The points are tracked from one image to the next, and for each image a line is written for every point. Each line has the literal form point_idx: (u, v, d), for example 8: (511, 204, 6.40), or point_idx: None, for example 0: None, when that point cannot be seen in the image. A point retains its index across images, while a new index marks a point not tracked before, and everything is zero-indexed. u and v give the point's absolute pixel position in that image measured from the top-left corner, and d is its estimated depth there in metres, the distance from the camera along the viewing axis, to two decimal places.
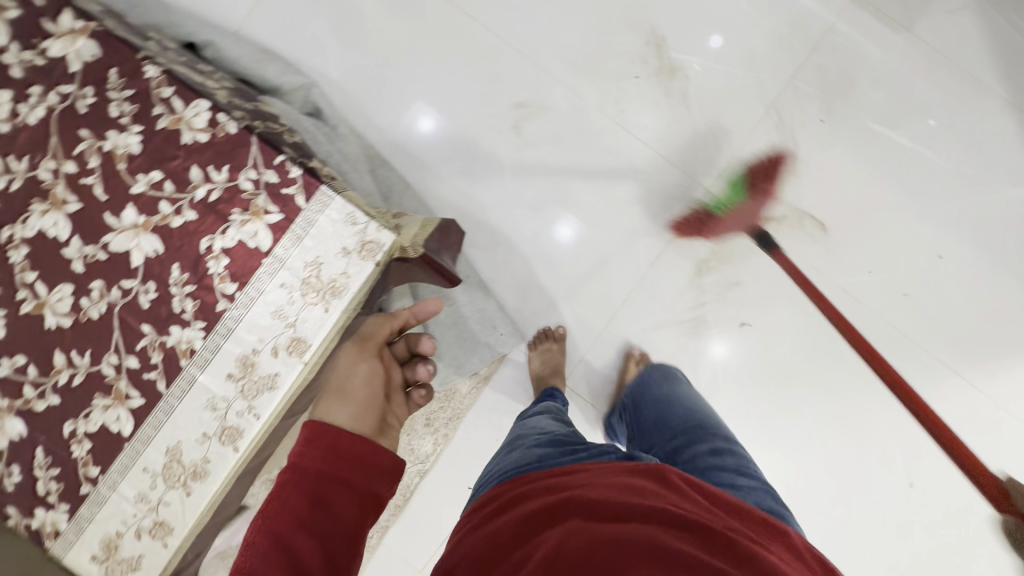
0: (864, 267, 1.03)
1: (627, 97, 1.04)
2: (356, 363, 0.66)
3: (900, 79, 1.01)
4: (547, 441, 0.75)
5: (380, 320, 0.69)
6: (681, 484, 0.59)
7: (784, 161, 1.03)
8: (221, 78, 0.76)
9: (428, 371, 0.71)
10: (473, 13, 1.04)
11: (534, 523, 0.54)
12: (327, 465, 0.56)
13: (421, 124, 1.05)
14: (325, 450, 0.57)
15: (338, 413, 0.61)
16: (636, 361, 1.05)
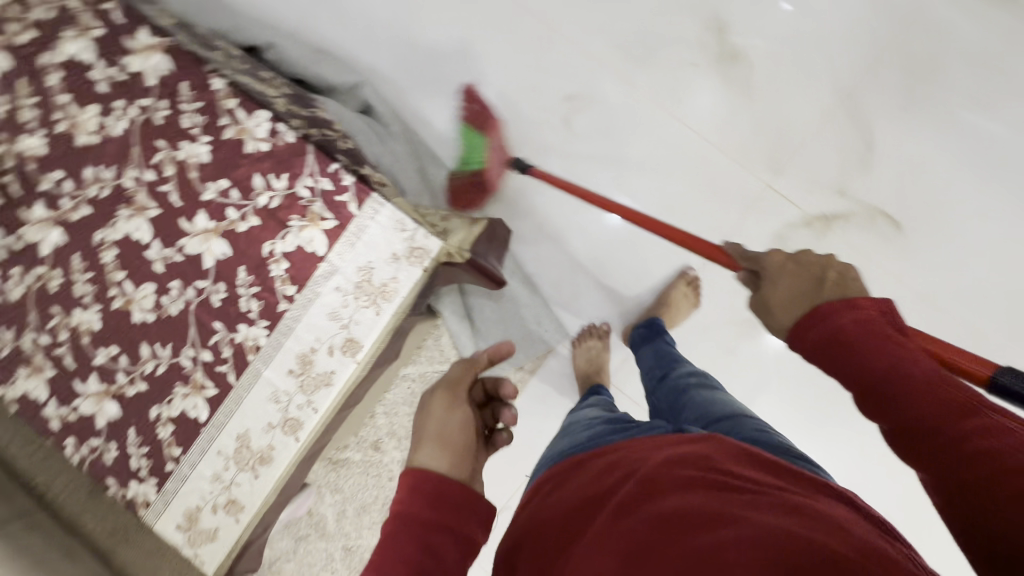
0: (942, 270, 0.95)
1: (684, 85, 0.99)
2: (449, 408, 0.65)
3: (997, 61, 0.91)
4: (597, 423, 0.78)
5: (462, 368, 0.70)
6: (731, 446, 0.56)
7: (856, 153, 0.96)
8: (280, 84, 0.79)
9: (512, 414, 0.69)
10: (525, 4, 1.03)
11: (580, 509, 0.54)
12: (431, 520, 0.51)
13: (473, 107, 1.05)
14: (430, 503, 0.52)
15: (435, 458, 0.57)
16: (686, 281, 1.01)
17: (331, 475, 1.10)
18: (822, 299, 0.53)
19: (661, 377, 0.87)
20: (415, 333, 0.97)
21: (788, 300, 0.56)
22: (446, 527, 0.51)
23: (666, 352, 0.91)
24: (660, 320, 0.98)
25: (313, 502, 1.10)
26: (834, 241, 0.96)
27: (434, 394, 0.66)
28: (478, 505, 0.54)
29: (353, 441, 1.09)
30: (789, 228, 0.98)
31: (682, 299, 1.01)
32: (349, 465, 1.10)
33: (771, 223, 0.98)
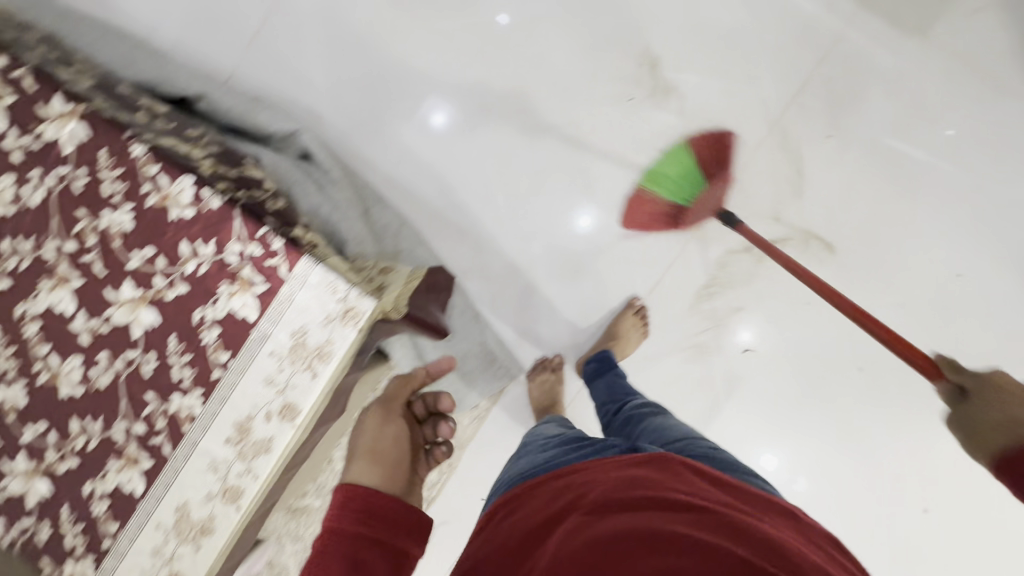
0: (875, 289, 0.99)
1: (619, 120, 1.03)
2: (383, 424, 0.78)
3: (914, 89, 0.96)
4: (555, 442, 0.78)
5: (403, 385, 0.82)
6: (681, 470, 0.59)
7: (789, 181, 0.99)
8: (208, 143, 0.77)
9: (448, 428, 0.84)
10: (463, 45, 1.04)
11: (537, 529, 0.55)
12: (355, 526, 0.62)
13: (438, 121, 1.06)
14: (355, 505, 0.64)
15: (364, 473, 0.69)
16: (635, 312, 1.03)
17: (290, 523, 1.07)
18: None
19: (615, 412, 0.87)
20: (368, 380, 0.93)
21: (1000, 424, 0.58)
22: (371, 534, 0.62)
23: (619, 385, 0.92)
24: (610, 351, 0.98)
25: (273, 554, 1.07)
26: (771, 266, 1.02)
27: (371, 411, 0.79)
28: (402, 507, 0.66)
29: (313, 488, 1.07)
30: (731, 255, 1.03)
31: (631, 329, 1.02)
32: (310, 512, 1.08)
33: (712, 251, 1.03)
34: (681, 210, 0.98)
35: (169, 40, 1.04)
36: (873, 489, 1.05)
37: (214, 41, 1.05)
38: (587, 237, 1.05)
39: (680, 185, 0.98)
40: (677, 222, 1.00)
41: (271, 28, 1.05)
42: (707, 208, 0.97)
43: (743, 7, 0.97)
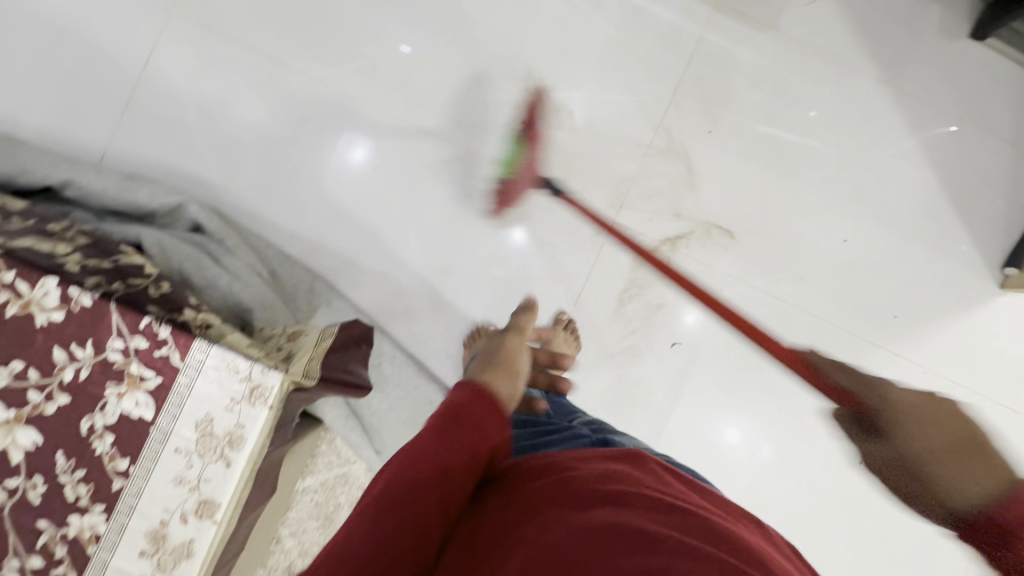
0: (775, 265, 1.06)
1: (514, 143, 1.05)
2: (519, 352, 0.80)
3: (776, 77, 1.04)
4: (526, 425, 0.79)
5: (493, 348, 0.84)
6: (656, 469, 0.59)
7: (682, 177, 1.04)
8: (76, 234, 0.72)
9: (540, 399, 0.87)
10: (350, 92, 1.05)
11: (519, 510, 0.51)
12: (436, 449, 0.54)
13: (358, 155, 1.05)
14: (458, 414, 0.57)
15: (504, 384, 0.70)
16: (564, 327, 1.04)
17: None
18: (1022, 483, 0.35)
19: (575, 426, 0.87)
20: (303, 448, 0.94)
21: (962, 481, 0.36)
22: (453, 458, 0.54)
23: (565, 405, 0.92)
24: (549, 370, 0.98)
25: None
26: (683, 258, 1.05)
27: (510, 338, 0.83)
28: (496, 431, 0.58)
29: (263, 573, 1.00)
30: (643, 256, 1.05)
31: (565, 344, 1.02)
32: None
33: (625, 255, 1.05)
34: (509, 181, 1.04)
35: (38, 127, 1.04)
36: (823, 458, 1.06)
37: (90, 119, 1.04)
38: (504, 261, 1.06)
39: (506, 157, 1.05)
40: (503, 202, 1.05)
41: (144, 101, 1.05)
42: (530, 176, 1.03)
43: (611, 24, 1.03)
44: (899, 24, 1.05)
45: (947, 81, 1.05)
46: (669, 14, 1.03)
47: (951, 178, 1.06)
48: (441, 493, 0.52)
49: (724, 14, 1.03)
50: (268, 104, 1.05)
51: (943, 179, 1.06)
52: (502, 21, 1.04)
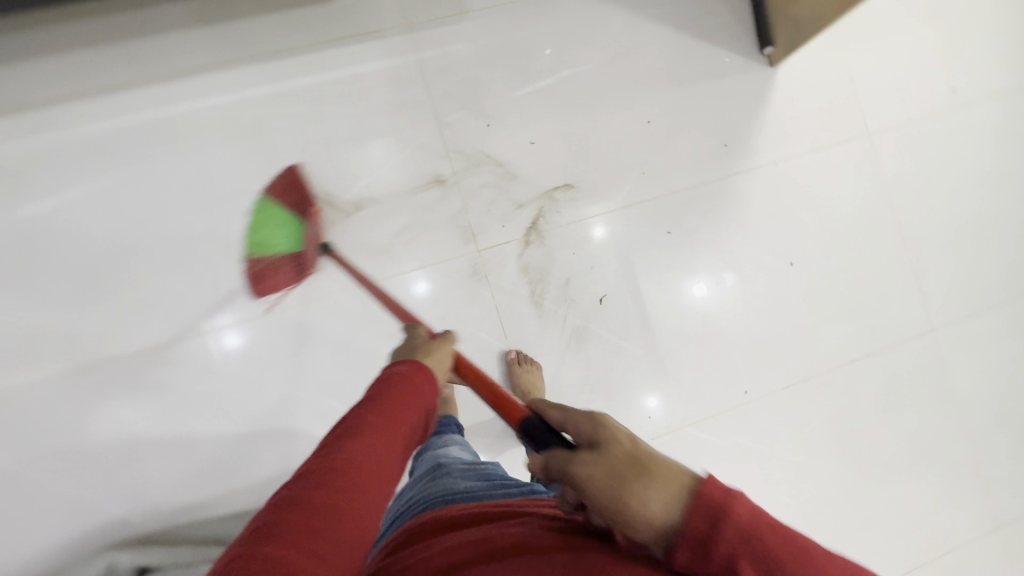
0: (620, 181, 1.12)
1: (350, 259, 1.02)
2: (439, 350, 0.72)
3: (500, 46, 1.09)
4: (473, 474, 0.70)
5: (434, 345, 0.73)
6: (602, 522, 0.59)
7: (499, 175, 1.08)
8: None
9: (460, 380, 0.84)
10: (175, 335, 0.97)
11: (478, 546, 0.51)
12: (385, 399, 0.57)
13: (199, 350, 0.98)
14: (402, 372, 0.61)
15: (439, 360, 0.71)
16: (519, 362, 1.04)
17: None
18: (636, 463, 0.44)
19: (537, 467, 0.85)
20: None
21: (611, 492, 0.43)
22: (387, 401, 0.57)
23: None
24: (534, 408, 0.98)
25: None
26: (553, 233, 1.09)
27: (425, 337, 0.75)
28: (431, 401, 0.62)
29: None
30: (524, 257, 1.08)
31: (531, 376, 1.03)
32: None
33: (510, 268, 1.07)
34: (282, 258, 0.90)
35: None
36: (764, 283, 1.17)
37: None
38: None
39: (285, 228, 0.90)
40: (301, 271, 0.93)
41: None
42: (314, 248, 0.95)
43: (343, 107, 1.03)
44: None
45: None
46: (380, 62, 1.04)
47: (679, 16, 1.16)
48: (389, 449, 0.53)
49: (419, 28, 1.06)
50: (116, 403, 0.95)
51: (673, 21, 1.16)
52: (252, 174, 1.00)
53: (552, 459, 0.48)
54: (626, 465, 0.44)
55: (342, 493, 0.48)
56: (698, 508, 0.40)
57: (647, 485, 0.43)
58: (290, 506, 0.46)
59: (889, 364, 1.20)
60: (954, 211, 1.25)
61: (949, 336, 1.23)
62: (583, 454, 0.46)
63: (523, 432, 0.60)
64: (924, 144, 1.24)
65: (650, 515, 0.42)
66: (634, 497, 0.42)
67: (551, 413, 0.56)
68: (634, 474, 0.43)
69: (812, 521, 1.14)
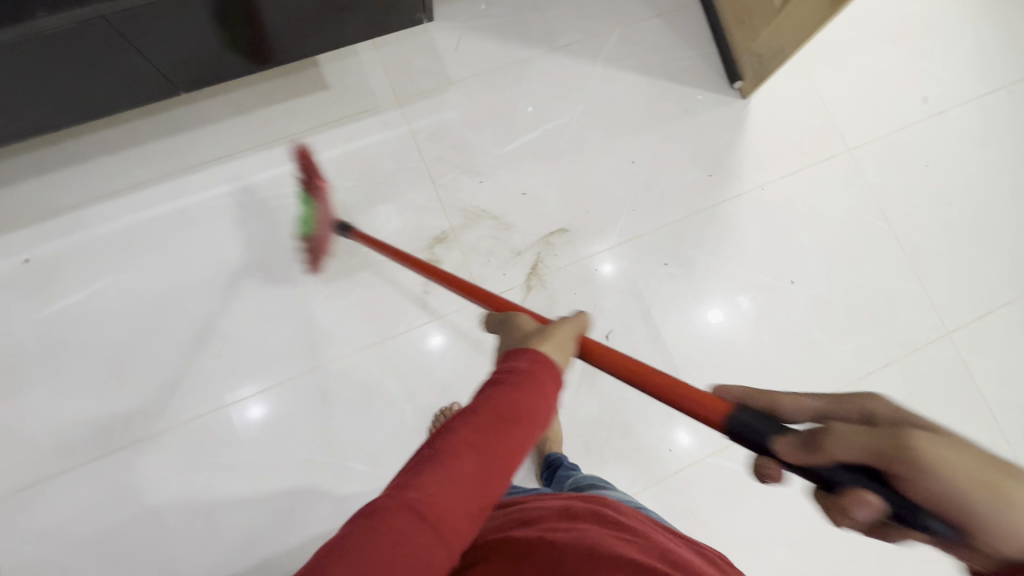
0: (612, 219, 1.16)
1: (360, 321, 1.06)
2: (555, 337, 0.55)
3: (484, 108, 1.17)
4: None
5: (550, 330, 0.56)
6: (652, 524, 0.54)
7: (496, 226, 1.13)
8: None
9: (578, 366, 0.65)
10: (198, 411, 1.01)
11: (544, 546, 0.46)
12: (488, 422, 0.45)
13: (221, 423, 1.01)
14: (517, 382, 0.47)
15: (554, 349, 0.54)
16: None
17: None
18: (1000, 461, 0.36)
19: None
20: None
21: (977, 486, 0.36)
22: (495, 427, 0.45)
23: (566, 476, 0.88)
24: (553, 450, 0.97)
25: None
26: (553, 275, 1.12)
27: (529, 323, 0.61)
28: (546, 417, 0.48)
29: None
30: (527, 301, 1.11)
31: None
32: None
33: None
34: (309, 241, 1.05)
35: None
36: (768, 303, 1.18)
37: None
38: (441, 407, 1.05)
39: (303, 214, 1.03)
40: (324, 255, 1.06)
41: None
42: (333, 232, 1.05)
43: (344, 179, 1.11)
44: (521, 9, 1.22)
45: (582, 14, 1.24)
46: (376, 136, 1.13)
47: (649, 64, 1.24)
48: (477, 491, 0.42)
49: (409, 102, 1.15)
50: (143, 484, 0.98)
51: (645, 68, 1.24)
52: (264, 249, 1.07)
53: (858, 446, 0.40)
54: (990, 471, 0.36)
55: (413, 554, 0.38)
56: None
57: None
58: (354, 556, 0.38)
59: (908, 373, 1.18)
60: (947, 213, 1.27)
61: (967, 338, 1.22)
62: (924, 435, 0.37)
63: (735, 429, 0.50)
64: (905, 152, 1.28)
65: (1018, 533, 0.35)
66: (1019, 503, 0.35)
67: (797, 405, 0.49)
68: (1007, 480, 0.35)
69: (852, 545, 1.10)
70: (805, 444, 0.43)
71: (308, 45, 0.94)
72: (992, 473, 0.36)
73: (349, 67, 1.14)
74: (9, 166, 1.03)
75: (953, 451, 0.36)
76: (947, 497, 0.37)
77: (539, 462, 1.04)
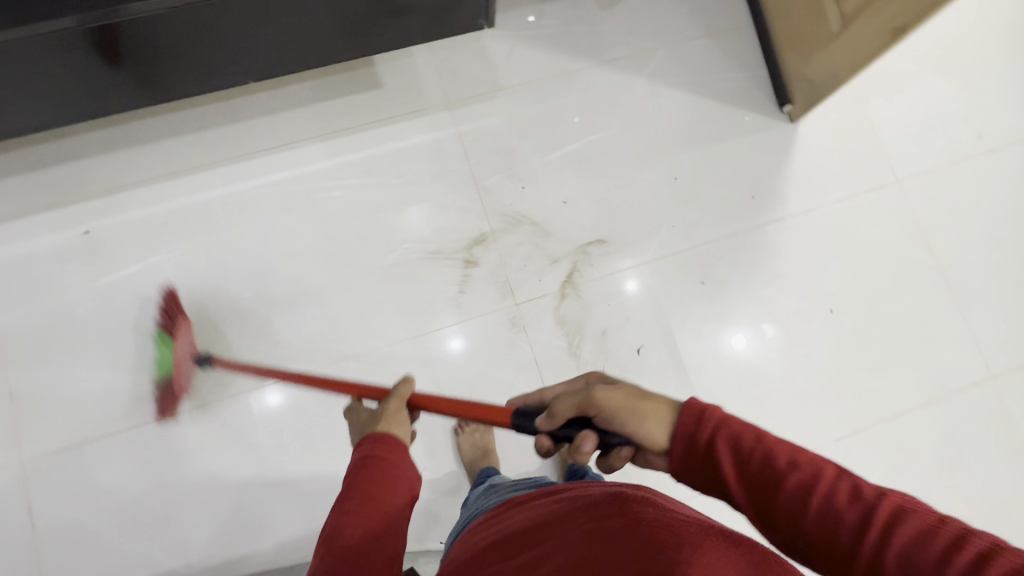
0: (650, 234, 1.17)
1: (394, 316, 1.08)
2: (392, 419, 0.69)
3: (530, 116, 1.19)
4: (525, 483, 0.73)
5: (384, 414, 0.70)
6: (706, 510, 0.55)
7: (534, 232, 1.14)
8: None
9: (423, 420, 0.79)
10: (232, 390, 1.03)
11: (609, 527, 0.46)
12: (361, 500, 0.59)
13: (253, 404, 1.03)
14: (372, 462, 0.62)
15: (396, 426, 0.68)
16: None
17: None
18: (637, 393, 0.58)
19: None
20: None
21: (629, 408, 0.56)
22: (366, 502, 0.59)
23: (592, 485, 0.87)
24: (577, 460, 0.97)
25: None
26: (587, 285, 1.13)
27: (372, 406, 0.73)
28: (407, 477, 0.63)
29: None
30: (560, 309, 1.11)
31: None
32: None
33: (547, 320, 1.10)
34: (169, 382, 1.00)
35: None
36: (803, 330, 1.16)
37: None
38: (467, 407, 1.06)
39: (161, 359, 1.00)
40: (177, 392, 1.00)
41: (52, 556, 0.96)
42: (189, 365, 1.00)
43: (390, 176, 1.13)
44: (574, 22, 1.24)
45: (633, 30, 1.25)
46: (424, 136, 1.15)
47: (697, 83, 1.24)
48: (368, 550, 0.57)
49: (459, 105, 1.17)
50: (175, 457, 1.00)
51: (693, 86, 1.24)
52: (307, 238, 1.10)
53: (573, 401, 0.59)
54: (632, 395, 0.57)
55: None
56: (687, 408, 0.55)
57: (654, 404, 0.57)
58: None
59: (946, 414, 1.15)
60: (996, 252, 1.23)
61: (1011, 382, 1.17)
62: (599, 388, 0.58)
63: (516, 422, 0.65)
64: (955, 187, 1.25)
65: (655, 423, 0.56)
66: (648, 410, 0.56)
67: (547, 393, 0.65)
68: (641, 399, 0.57)
69: None
70: (548, 417, 0.61)
71: (369, 44, 0.97)
72: (631, 400, 0.57)
73: (403, 68, 1.17)
74: (80, 142, 1.08)
75: (609, 393, 0.57)
76: (612, 420, 0.57)
77: (562, 471, 1.03)
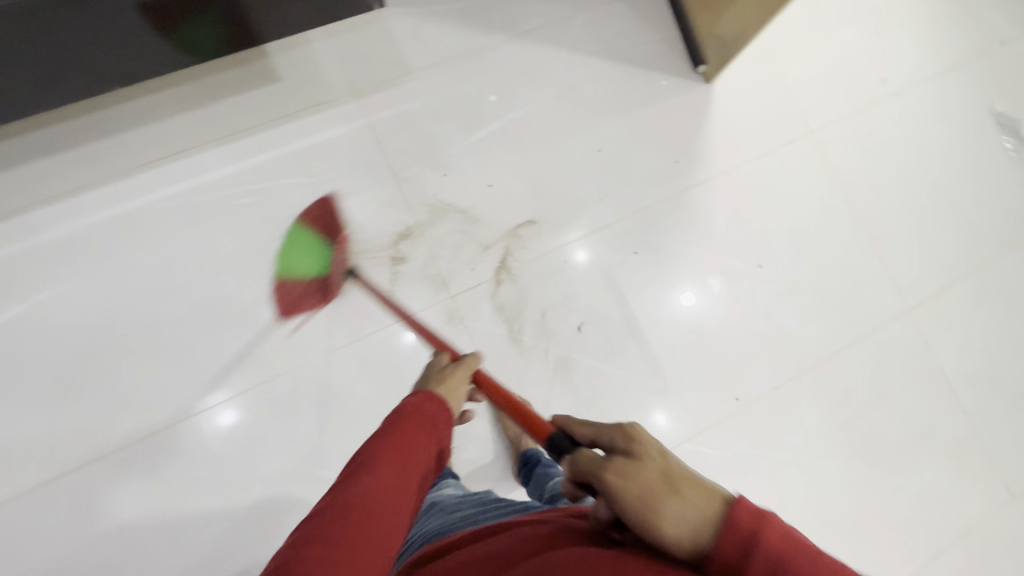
0: (580, 210, 1.15)
1: (323, 325, 1.02)
2: (450, 388, 0.69)
3: (446, 99, 1.13)
4: (469, 501, 0.74)
5: (447, 375, 0.71)
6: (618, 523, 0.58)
7: (462, 220, 1.10)
8: None
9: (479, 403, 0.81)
10: (154, 426, 0.96)
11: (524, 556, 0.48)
12: (402, 434, 0.57)
13: (182, 438, 0.96)
14: (420, 403, 0.61)
15: (453, 393, 0.69)
16: None
17: None
18: (668, 491, 0.45)
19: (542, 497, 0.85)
20: None
21: (648, 510, 0.45)
22: (404, 441, 0.56)
23: (545, 475, 0.89)
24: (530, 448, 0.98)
25: None
26: (522, 268, 1.11)
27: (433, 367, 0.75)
28: (444, 432, 0.61)
29: None
30: (497, 296, 1.09)
31: None
32: None
33: (485, 310, 1.08)
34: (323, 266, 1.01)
35: None
36: (737, 287, 1.18)
37: None
38: None
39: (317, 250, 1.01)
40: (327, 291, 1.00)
41: None
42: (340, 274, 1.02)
43: (301, 177, 1.06)
44: None
45: None
46: (333, 131, 1.08)
47: (613, 50, 1.22)
48: (398, 483, 0.53)
49: (367, 93, 1.10)
50: (99, 506, 0.92)
51: (609, 54, 1.22)
52: (218, 253, 1.02)
53: (590, 477, 0.49)
54: (658, 493, 0.45)
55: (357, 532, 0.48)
56: (731, 535, 0.42)
57: (684, 508, 0.44)
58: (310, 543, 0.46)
59: (871, 350, 1.21)
60: (906, 191, 1.29)
61: (926, 313, 1.25)
62: (618, 467, 0.47)
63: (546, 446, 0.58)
64: (865, 133, 1.30)
65: (679, 535, 0.44)
66: (675, 517, 0.44)
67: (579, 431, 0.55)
68: (668, 500, 0.45)
69: (822, 520, 1.12)
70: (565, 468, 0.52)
71: (251, 35, 0.88)
72: (654, 499, 0.45)
73: (301, 59, 1.09)
74: None
75: (629, 482, 0.46)
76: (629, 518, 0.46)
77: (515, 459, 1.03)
